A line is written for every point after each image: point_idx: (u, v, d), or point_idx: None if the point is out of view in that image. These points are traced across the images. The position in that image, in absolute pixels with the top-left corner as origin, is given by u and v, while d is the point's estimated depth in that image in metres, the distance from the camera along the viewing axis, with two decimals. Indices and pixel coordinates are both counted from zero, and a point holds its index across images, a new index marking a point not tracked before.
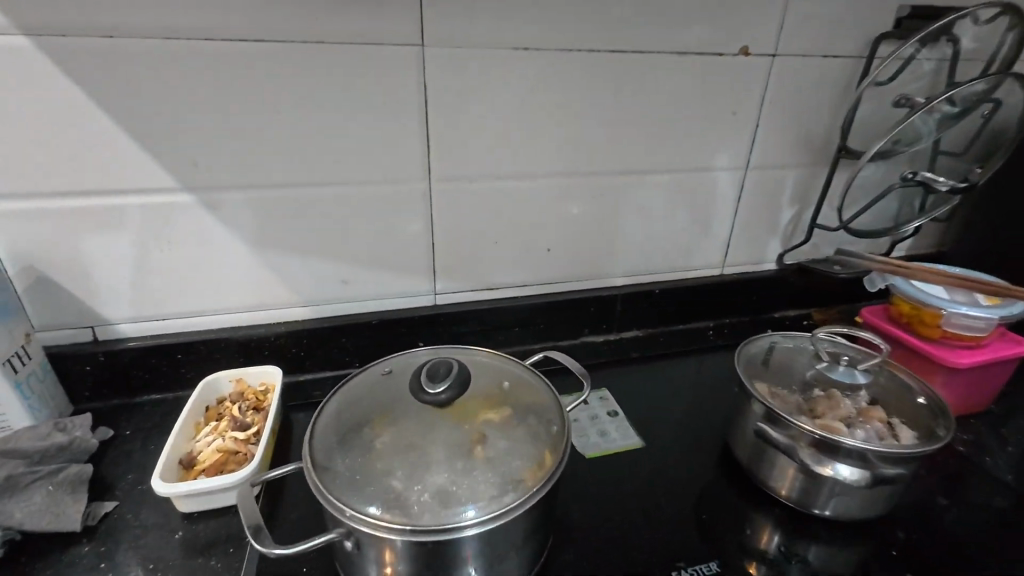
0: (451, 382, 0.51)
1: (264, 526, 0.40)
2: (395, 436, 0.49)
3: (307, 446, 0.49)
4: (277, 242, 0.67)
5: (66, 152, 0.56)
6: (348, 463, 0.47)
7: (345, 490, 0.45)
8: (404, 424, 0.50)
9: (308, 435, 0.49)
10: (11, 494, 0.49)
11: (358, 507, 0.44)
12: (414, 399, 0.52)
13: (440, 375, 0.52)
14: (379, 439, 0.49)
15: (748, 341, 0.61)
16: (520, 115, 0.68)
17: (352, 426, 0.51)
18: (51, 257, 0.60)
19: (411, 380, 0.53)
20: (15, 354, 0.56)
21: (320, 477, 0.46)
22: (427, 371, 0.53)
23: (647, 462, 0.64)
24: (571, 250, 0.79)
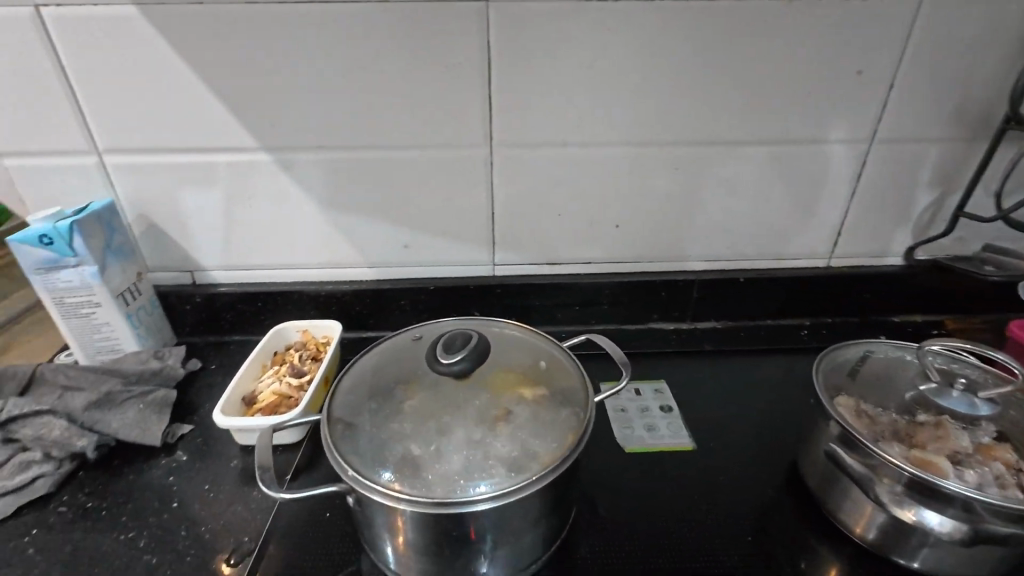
0: (467, 353, 0.50)
1: (272, 471, 0.42)
2: (418, 400, 0.48)
3: (330, 404, 0.49)
4: (344, 203, 0.69)
5: (167, 112, 0.62)
6: (366, 422, 0.47)
7: (357, 452, 0.45)
8: (426, 391, 0.49)
9: (333, 393, 0.50)
10: (110, 407, 0.57)
11: (365, 469, 0.43)
12: (429, 369, 0.51)
13: (456, 347, 0.51)
14: (398, 403, 0.49)
15: (832, 346, 0.52)
16: (592, 76, 0.62)
17: (372, 387, 0.51)
18: (159, 207, 0.68)
19: (428, 349, 0.52)
20: (128, 290, 0.66)
21: (335, 435, 0.46)
22: (446, 342, 0.51)
23: (698, 463, 0.57)
24: (643, 228, 0.73)
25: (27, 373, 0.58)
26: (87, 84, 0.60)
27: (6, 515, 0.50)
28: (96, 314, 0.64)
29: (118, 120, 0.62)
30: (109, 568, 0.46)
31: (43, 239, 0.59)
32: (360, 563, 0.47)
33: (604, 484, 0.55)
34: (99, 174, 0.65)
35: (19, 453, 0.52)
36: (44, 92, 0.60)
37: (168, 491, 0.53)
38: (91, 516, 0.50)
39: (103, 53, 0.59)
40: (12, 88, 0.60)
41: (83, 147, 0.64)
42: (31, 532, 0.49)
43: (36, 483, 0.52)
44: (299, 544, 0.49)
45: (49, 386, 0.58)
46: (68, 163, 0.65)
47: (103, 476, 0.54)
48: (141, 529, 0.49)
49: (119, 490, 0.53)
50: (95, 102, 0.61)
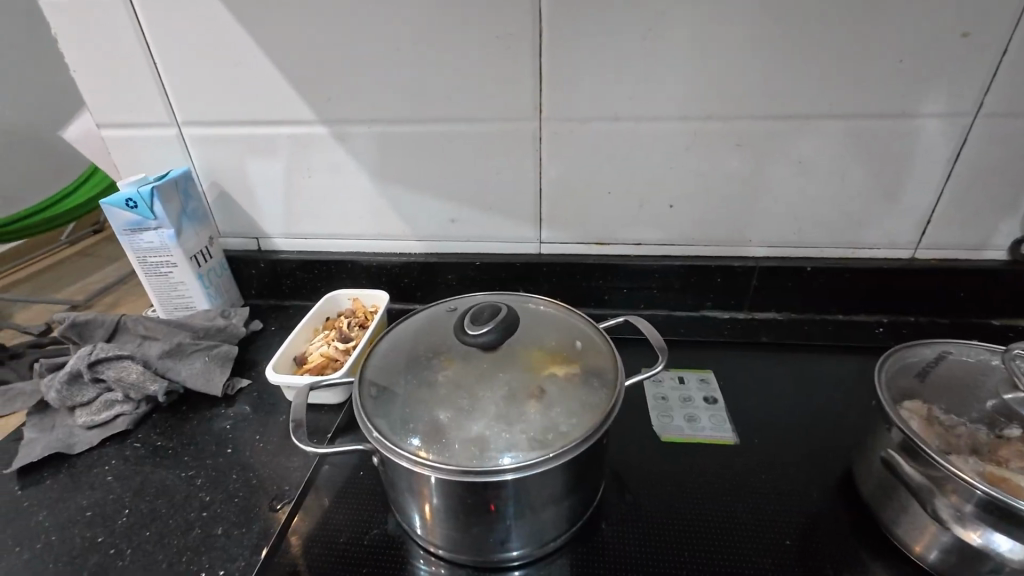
0: (494, 326, 0.50)
1: (305, 425, 0.44)
2: (447, 370, 0.49)
3: (365, 369, 0.51)
4: (395, 176, 0.71)
5: (237, 87, 0.66)
6: (396, 388, 0.49)
7: (387, 418, 0.46)
8: (455, 362, 0.50)
9: (369, 359, 0.52)
10: (180, 358, 0.63)
11: (390, 432, 0.45)
12: (458, 340, 0.51)
13: (483, 319, 0.51)
14: (429, 371, 0.49)
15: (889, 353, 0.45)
16: (649, 46, 0.59)
17: (405, 355, 0.52)
18: (229, 177, 0.73)
19: (458, 320, 0.53)
20: (201, 252, 0.71)
21: (366, 399, 0.48)
22: (476, 315, 0.51)
23: (740, 458, 0.54)
24: (700, 208, 0.68)
25: (113, 322, 0.65)
26: (169, 61, 0.65)
27: (94, 445, 0.56)
28: (173, 274, 0.70)
29: (195, 95, 0.67)
30: (170, 499, 0.51)
31: (129, 203, 0.65)
32: (388, 523, 0.49)
33: (635, 470, 0.53)
34: (178, 145, 0.71)
35: (105, 392, 0.59)
36: (133, 69, 0.66)
37: (225, 437, 0.58)
38: (161, 453, 0.56)
39: (183, 32, 0.63)
40: (107, 64, 0.66)
41: (165, 119, 0.69)
42: (112, 462, 0.55)
43: (118, 420, 0.58)
44: (334, 499, 0.51)
45: (131, 335, 0.65)
46: (153, 134, 0.71)
47: (173, 419, 0.60)
48: (200, 468, 0.54)
49: (184, 432, 0.59)
50: (174, 77, 0.66)
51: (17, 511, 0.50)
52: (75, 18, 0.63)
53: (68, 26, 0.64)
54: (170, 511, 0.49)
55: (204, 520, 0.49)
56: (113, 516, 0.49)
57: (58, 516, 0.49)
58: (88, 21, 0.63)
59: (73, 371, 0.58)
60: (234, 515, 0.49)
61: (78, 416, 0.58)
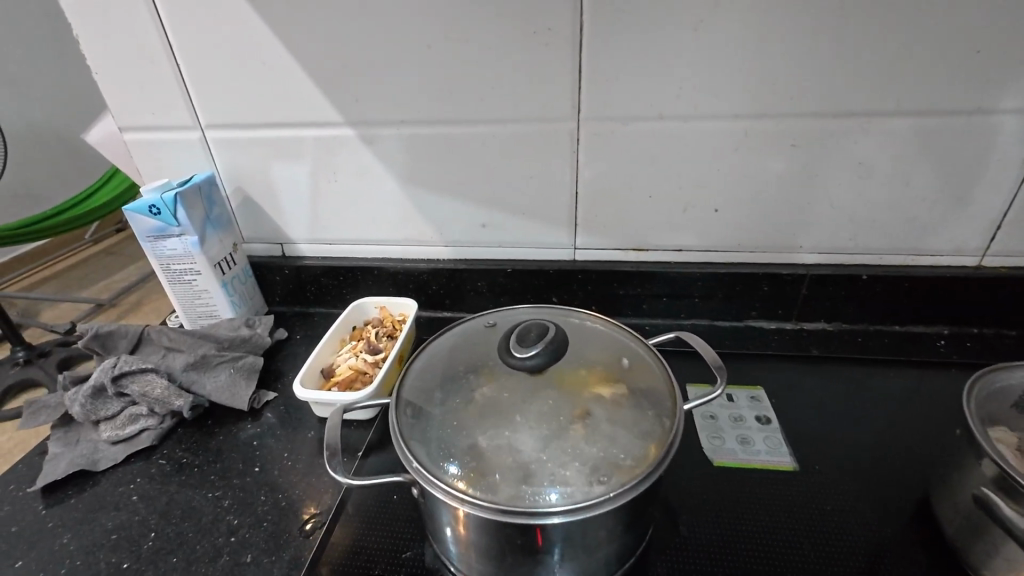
0: (541, 348, 0.46)
1: (340, 452, 0.41)
2: (488, 393, 0.46)
3: (401, 388, 0.48)
4: (423, 180, 0.68)
5: (262, 89, 0.64)
6: (435, 411, 0.46)
7: (425, 445, 0.43)
8: (497, 383, 0.46)
9: (405, 376, 0.49)
10: (205, 370, 0.61)
11: (429, 462, 0.42)
12: (501, 361, 0.48)
13: (530, 340, 0.47)
14: (473, 393, 0.46)
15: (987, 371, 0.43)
16: (698, 40, 0.55)
17: (443, 375, 0.49)
18: (253, 181, 0.71)
19: (501, 339, 0.49)
20: (225, 259, 0.69)
21: (404, 422, 0.45)
22: (520, 334, 0.48)
23: (801, 487, 0.50)
24: (747, 213, 0.64)
25: (137, 332, 0.63)
26: (192, 62, 0.63)
27: (118, 462, 0.55)
28: (197, 282, 0.68)
29: (219, 96, 0.65)
30: (197, 522, 0.48)
31: (152, 210, 0.63)
32: (424, 552, 0.46)
33: (687, 498, 0.49)
34: (202, 148, 0.69)
35: (130, 406, 0.57)
36: (155, 71, 0.64)
37: (252, 454, 0.56)
38: (186, 471, 0.54)
39: (206, 32, 0.61)
40: (129, 66, 0.64)
41: (188, 122, 0.67)
42: (137, 480, 0.53)
43: (142, 435, 0.56)
44: (366, 525, 0.49)
45: (155, 346, 0.63)
46: (176, 137, 0.69)
47: (198, 434, 0.58)
48: (227, 488, 0.52)
49: (210, 448, 0.57)
50: (198, 79, 0.64)
51: (42, 533, 0.48)
52: (96, 18, 0.61)
53: (90, 27, 0.62)
54: (198, 536, 0.47)
55: (233, 546, 0.46)
56: (139, 539, 0.47)
57: (84, 539, 0.47)
58: (110, 21, 0.61)
59: (98, 385, 0.56)
60: (264, 542, 0.47)
61: (103, 431, 0.56)
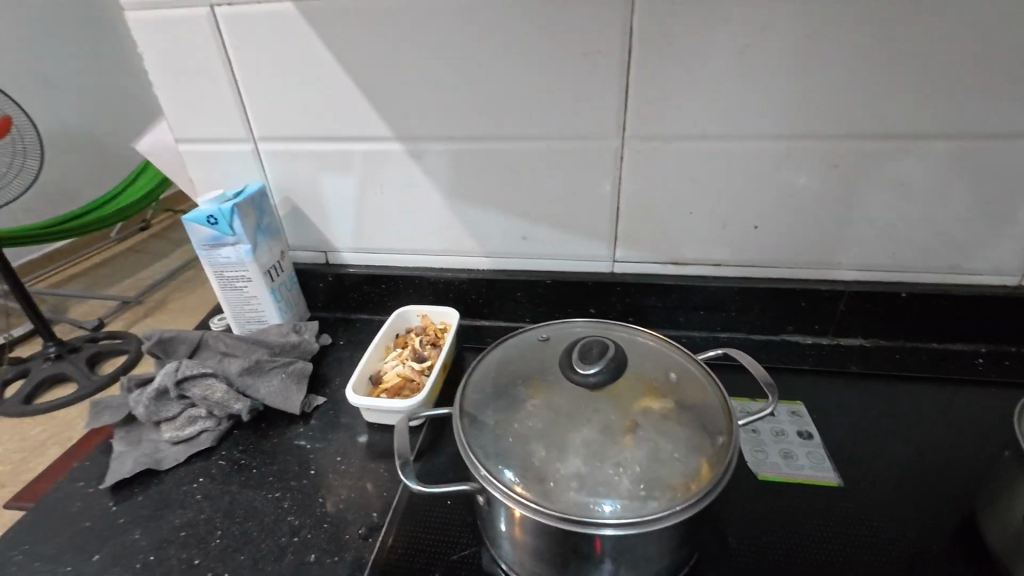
0: (603, 366, 0.47)
1: (410, 461, 0.43)
2: (545, 404, 0.48)
3: (462, 397, 0.50)
4: (467, 194, 0.70)
5: (315, 104, 0.66)
6: (495, 420, 0.48)
7: (488, 453, 0.45)
8: (556, 394, 0.48)
9: (465, 385, 0.52)
10: (259, 375, 0.63)
11: (493, 468, 0.44)
12: (559, 376, 0.50)
13: (591, 357, 0.49)
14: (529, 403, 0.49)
15: None
16: (744, 64, 0.56)
17: (500, 386, 0.51)
18: (303, 192, 0.73)
19: (561, 355, 0.51)
20: (273, 267, 0.72)
21: (468, 431, 0.47)
22: (580, 349, 0.50)
23: (847, 502, 0.51)
24: (787, 230, 0.65)
25: (196, 338, 0.65)
26: (250, 79, 0.66)
27: (180, 461, 0.57)
28: (248, 289, 0.71)
29: (273, 112, 0.67)
30: (260, 522, 0.51)
31: (210, 220, 0.65)
32: (481, 555, 0.48)
33: (734, 510, 0.51)
34: (254, 159, 0.72)
35: (189, 408, 0.60)
36: (215, 87, 0.67)
37: (307, 457, 0.58)
38: (245, 472, 0.56)
39: (265, 52, 0.63)
40: (189, 82, 0.67)
41: (242, 135, 0.70)
42: (199, 480, 0.55)
43: (201, 436, 0.59)
44: (422, 528, 0.50)
45: (212, 351, 0.65)
46: (231, 149, 0.71)
47: (254, 436, 0.61)
48: (286, 490, 0.54)
49: (266, 450, 0.59)
50: (255, 95, 0.67)
51: (113, 528, 0.51)
52: (159, 35, 0.64)
53: (155, 45, 0.65)
54: (261, 535, 0.50)
55: (296, 546, 0.49)
56: (206, 537, 0.50)
57: (153, 535, 0.50)
58: (172, 38, 0.64)
59: (160, 388, 0.59)
60: (325, 542, 0.49)
61: (164, 431, 0.59)
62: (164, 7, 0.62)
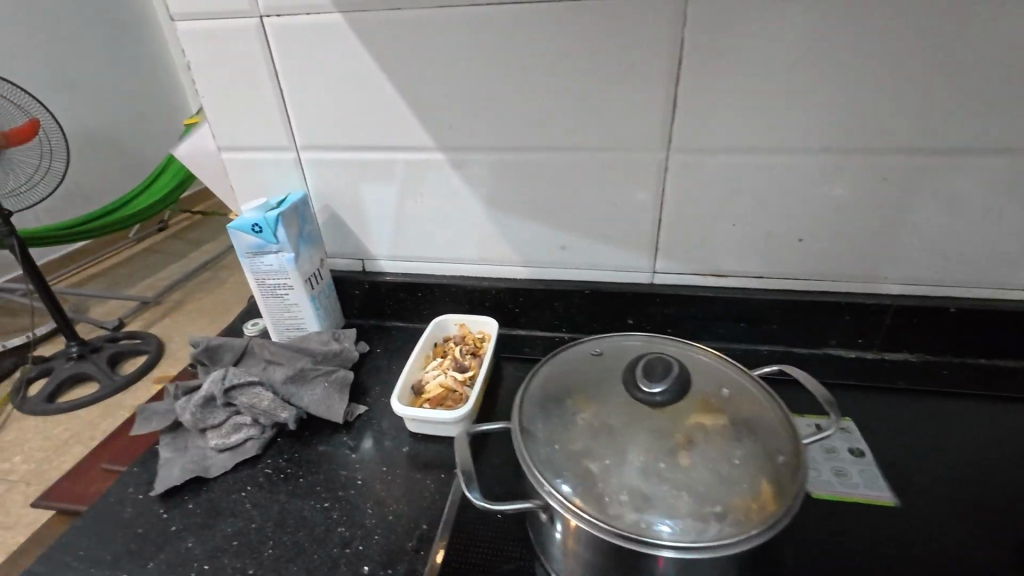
0: (668, 387, 0.45)
1: (474, 477, 0.43)
2: (605, 420, 0.48)
3: (520, 410, 0.50)
4: (508, 204, 0.70)
5: (359, 113, 0.66)
6: (554, 435, 0.48)
7: (549, 468, 0.45)
8: (614, 409, 0.48)
9: (522, 398, 0.51)
10: (303, 383, 0.63)
11: (557, 484, 0.44)
12: (618, 391, 0.49)
13: (657, 375, 0.46)
14: (589, 418, 0.48)
15: None
16: (797, 78, 0.56)
17: (557, 401, 0.50)
18: (343, 200, 0.74)
19: (626, 369, 0.49)
20: (314, 275, 0.72)
21: (528, 445, 0.47)
22: (645, 364, 0.48)
23: (907, 523, 0.50)
24: (832, 244, 0.65)
25: (241, 345, 0.66)
26: (295, 89, 0.66)
27: (227, 469, 0.57)
28: (289, 296, 0.71)
29: (317, 121, 0.68)
30: (311, 533, 0.51)
31: (255, 228, 0.65)
32: (534, 570, 0.48)
33: (788, 529, 0.50)
34: (296, 168, 0.72)
35: (234, 416, 0.60)
36: (260, 96, 0.67)
37: (352, 467, 0.58)
38: (292, 481, 0.56)
39: (312, 61, 0.64)
40: (234, 91, 0.68)
41: (285, 143, 0.71)
42: (247, 488, 0.56)
43: (246, 444, 0.59)
44: (474, 541, 0.50)
45: (257, 359, 0.66)
46: (274, 158, 0.72)
47: (298, 444, 0.61)
48: (334, 500, 0.54)
49: (311, 459, 0.59)
50: (299, 104, 0.67)
51: (166, 536, 0.51)
52: (208, 45, 0.65)
53: (202, 54, 0.66)
54: (313, 545, 0.50)
55: (348, 557, 0.49)
56: (258, 547, 0.50)
57: (206, 543, 0.50)
58: (219, 48, 0.65)
59: (207, 395, 0.60)
60: (377, 554, 0.49)
61: (210, 439, 0.59)
62: (214, 18, 0.63)
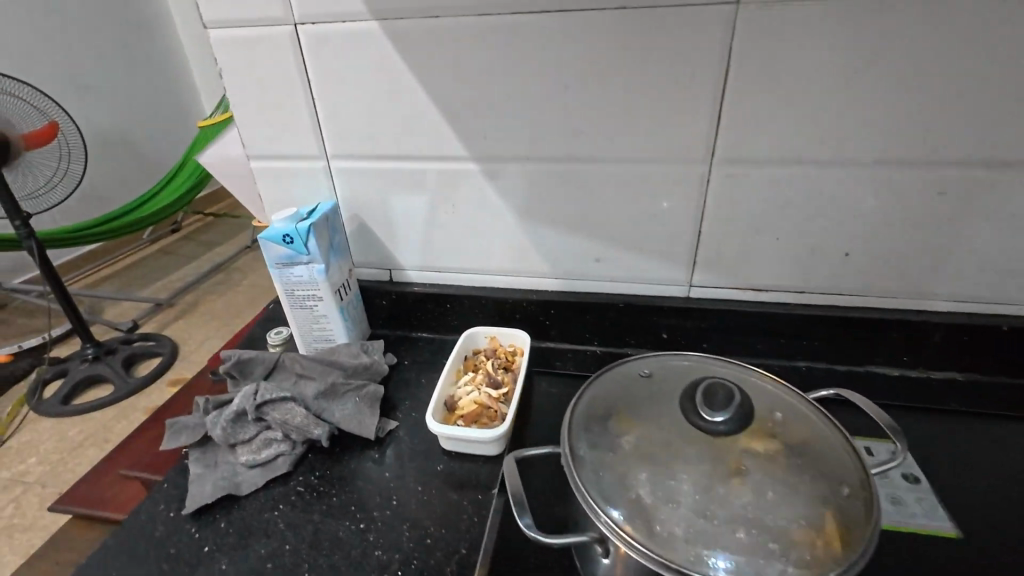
0: (732, 417, 0.43)
1: (523, 501, 0.44)
2: (659, 446, 0.46)
3: (570, 434, 0.48)
4: (542, 215, 0.68)
5: (392, 122, 0.65)
6: (607, 461, 0.46)
7: (604, 496, 0.43)
8: (668, 434, 0.46)
9: (571, 420, 0.49)
10: (334, 398, 0.62)
11: (614, 514, 0.42)
12: (670, 415, 0.48)
13: (720, 404, 0.44)
14: (642, 443, 0.46)
15: None
16: (849, 88, 0.54)
17: (607, 425, 0.49)
18: (373, 210, 0.73)
19: (684, 393, 0.47)
20: (342, 286, 0.71)
21: (581, 472, 0.45)
22: (705, 390, 0.45)
23: (971, 555, 0.49)
24: (879, 259, 0.63)
25: (273, 359, 0.65)
26: (327, 98, 0.65)
27: (258, 486, 0.56)
28: (317, 307, 0.70)
29: (348, 130, 0.67)
30: (347, 556, 0.50)
31: (286, 239, 0.64)
32: None
33: None
34: (325, 177, 0.71)
35: (265, 430, 0.59)
36: (291, 104, 0.66)
37: (386, 486, 0.56)
38: (325, 500, 0.55)
39: (345, 70, 0.63)
40: (265, 98, 0.67)
41: (315, 151, 0.70)
42: (279, 507, 0.54)
43: (277, 460, 0.58)
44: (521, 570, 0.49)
45: (288, 372, 0.64)
46: (303, 166, 0.71)
47: (329, 461, 0.60)
48: (370, 522, 0.53)
49: (344, 477, 0.58)
50: (331, 113, 0.66)
51: (199, 557, 0.50)
52: (238, 53, 0.64)
53: (233, 61, 0.65)
54: (351, 569, 0.48)
55: None
56: (294, 570, 0.48)
57: (240, 565, 0.49)
58: (252, 55, 0.64)
59: (239, 410, 0.59)
60: None
61: (241, 454, 0.58)
62: (246, 26, 0.62)
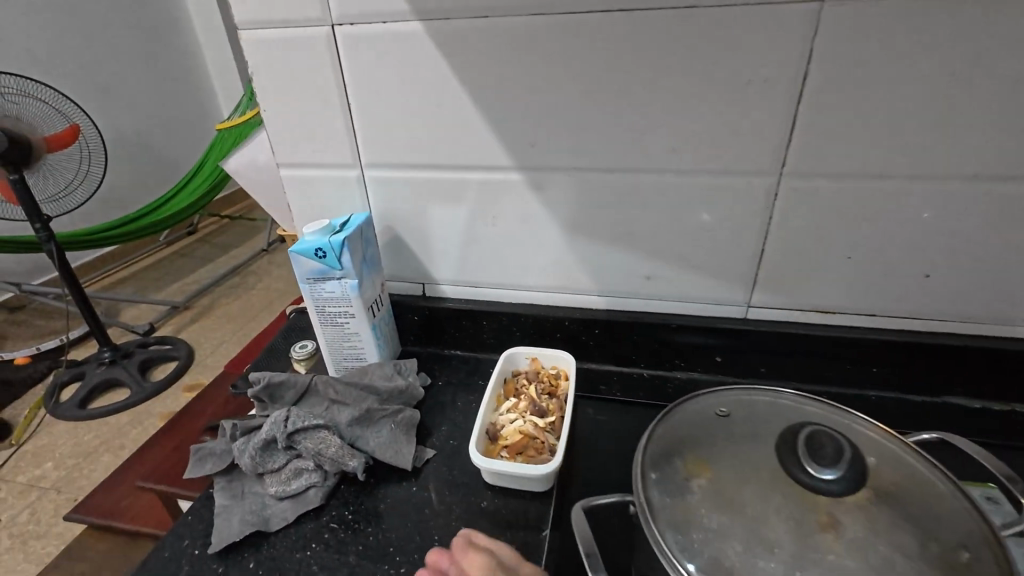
0: (841, 474, 0.37)
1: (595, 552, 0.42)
2: (745, 496, 0.41)
3: (642, 483, 0.43)
4: (590, 229, 0.64)
5: (432, 129, 0.61)
6: (686, 513, 0.41)
7: (689, 557, 0.38)
8: (755, 484, 0.41)
9: (641, 466, 0.44)
10: (370, 425, 0.58)
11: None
12: (755, 461, 0.42)
13: (826, 457, 0.38)
14: (726, 494, 0.41)
15: None
16: (944, 96, 0.49)
17: (682, 473, 0.44)
18: (408, 222, 0.69)
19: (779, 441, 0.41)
20: (375, 302, 0.67)
21: (659, 527, 0.40)
22: (808, 439, 0.40)
23: None
24: (963, 282, 0.57)
25: (304, 383, 0.61)
26: (364, 103, 0.61)
27: (288, 522, 0.52)
28: (349, 325, 0.66)
29: (385, 137, 0.63)
30: None
31: (318, 253, 0.60)
32: None
33: None
34: (359, 186, 0.67)
35: (295, 459, 0.55)
36: (326, 109, 0.63)
37: (426, 524, 0.52)
38: (361, 539, 0.51)
39: (384, 73, 0.59)
40: (298, 103, 0.63)
41: (349, 159, 0.66)
42: (311, 546, 0.50)
43: (309, 492, 0.54)
44: None
45: (321, 398, 0.61)
46: (336, 174, 0.67)
47: (363, 494, 0.55)
48: (410, 566, 0.48)
49: (380, 513, 0.53)
50: (368, 119, 0.62)
51: None
52: (271, 55, 0.60)
53: (265, 64, 0.61)
54: None
55: None
56: None
57: None
58: (286, 58, 0.60)
59: (268, 438, 0.55)
60: None
61: (269, 485, 0.54)
62: (280, 27, 0.58)
